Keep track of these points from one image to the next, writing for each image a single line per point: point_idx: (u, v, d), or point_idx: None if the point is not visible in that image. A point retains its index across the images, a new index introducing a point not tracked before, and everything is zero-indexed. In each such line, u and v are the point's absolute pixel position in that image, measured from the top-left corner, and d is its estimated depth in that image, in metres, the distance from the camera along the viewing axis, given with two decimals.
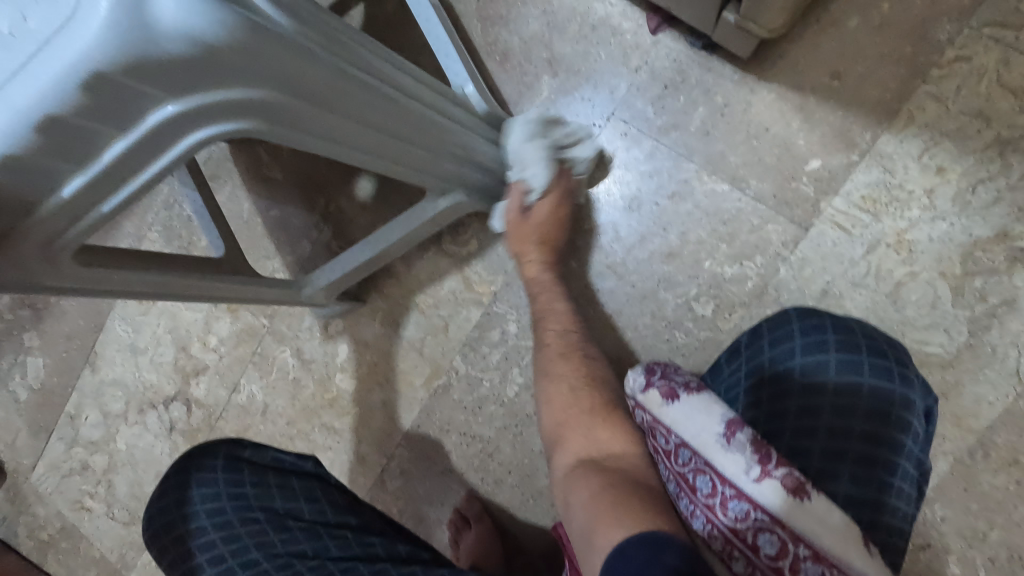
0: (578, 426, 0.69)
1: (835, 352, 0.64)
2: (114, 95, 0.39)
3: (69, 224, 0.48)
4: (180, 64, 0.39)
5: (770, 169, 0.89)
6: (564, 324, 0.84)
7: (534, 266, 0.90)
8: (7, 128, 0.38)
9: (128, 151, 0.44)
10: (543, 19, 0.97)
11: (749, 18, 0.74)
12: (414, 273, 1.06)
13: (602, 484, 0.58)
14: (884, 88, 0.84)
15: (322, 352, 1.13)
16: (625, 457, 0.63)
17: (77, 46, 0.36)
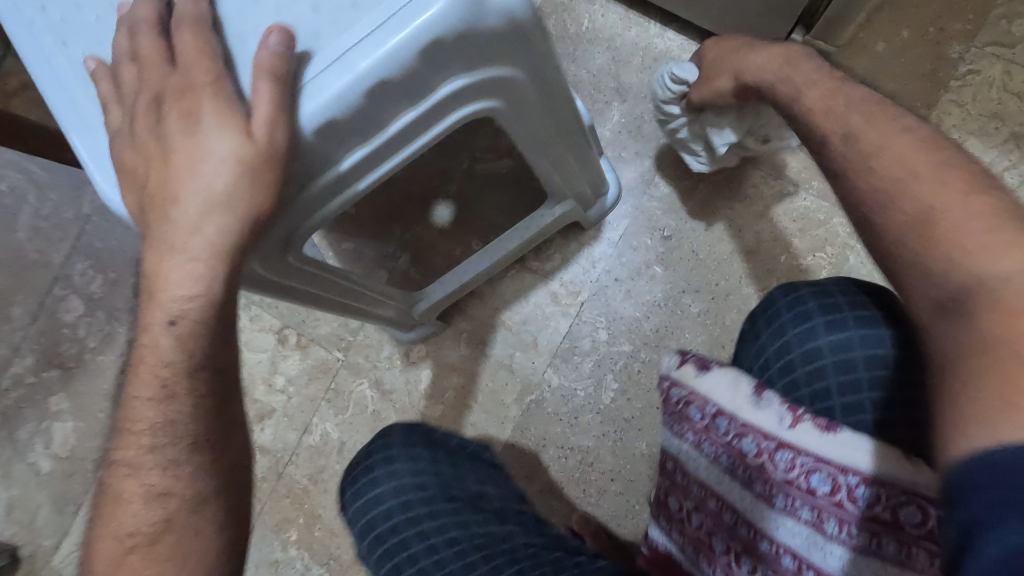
0: (956, 240, 0.45)
1: (857, 328, 0.60)
2: (434, 63, 0.43)
3: (326, 201, 0.50)
4: (490, 40, 0.44)
5: None
6: (878, 135, 0.52)
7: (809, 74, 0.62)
8: (345, 90, 0.41)
9: (410, 124, 0.47)
10: (609, 54, 1.08)
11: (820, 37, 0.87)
12: (498, 291, 1.09)
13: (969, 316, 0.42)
14: (914, 98, 0.99)
15: (403, 381, 1.12)
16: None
17: (428, 13, 0.40)
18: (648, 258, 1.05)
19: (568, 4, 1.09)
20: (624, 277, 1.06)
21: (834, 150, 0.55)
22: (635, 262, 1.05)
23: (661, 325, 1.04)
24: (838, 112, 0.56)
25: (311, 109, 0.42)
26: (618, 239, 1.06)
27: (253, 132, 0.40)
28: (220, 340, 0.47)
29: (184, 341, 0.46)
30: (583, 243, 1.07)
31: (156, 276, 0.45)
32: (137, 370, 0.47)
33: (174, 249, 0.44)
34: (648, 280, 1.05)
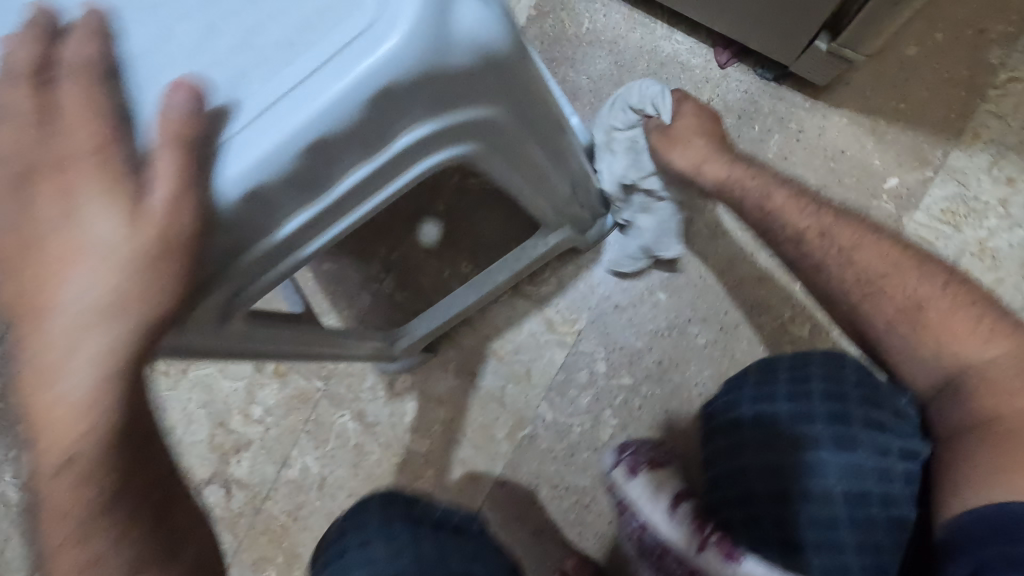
0: (934, 325, 0.63)
1: (786, 413, 0.70)
2: (387, 113, 0.35)
3: (268, 270, 0.42)
4: (457, 78, 0.36)
5: (851, 190, 0.91)
6: (848, 244, 0.66)
7: (759, 182, 0.69)
8: (275, 151, 0.33)
9: (363, 180, 0.39)
10: (611, 58, 0.98)
11: (848, 45, 0.77)
12: (489, 319, 1.01)
13: (971, 380, 0.62)
14: (948, 109, 0.89)
15: (388, 413, 1.04)
16: (976, 339, 0.62)
17: (376, 54, 0.32)
18: (653, 284, 0.96)
19: (567, 2, 0.99)
20: (625, 304, 0.97)
21: (812, 242, 0.67)
22: (638, 289, 0.97)
23: (665, 358, 0.96)
24: (824, 227, 0.66)
25: (234, 175, 0.33)
26: (619, 263, 0.98)
27: (149, 215, 0.33)
28: (138, 461, 0.42)
29: (84, 479, 0.40)
30: (580, 266, 0.99)
31: (34, 404, 0.37)
32: (43, 520, 0.42)
33: (60, 369, 0.36)
34: (652, 309, 0.96)
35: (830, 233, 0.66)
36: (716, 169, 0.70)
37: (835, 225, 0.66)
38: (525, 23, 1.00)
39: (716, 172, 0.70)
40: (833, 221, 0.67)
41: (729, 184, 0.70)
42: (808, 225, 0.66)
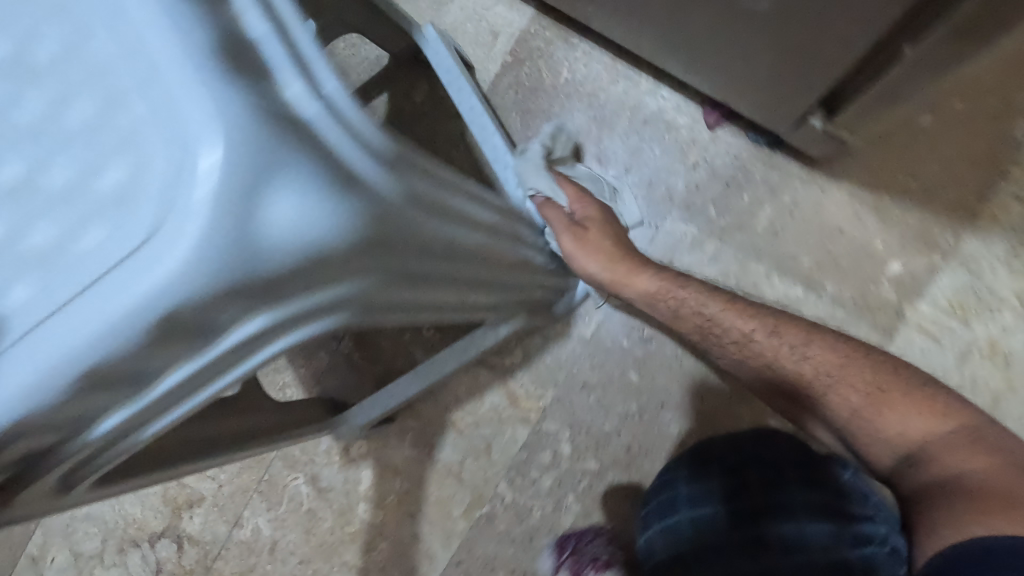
0: (885, 410, 0.56)
1: (718, 488, 0.66)
2: (195, 325, 0.28)
3: (98, 453, 0.36)
4: (285, 274, 0.29)
5: (848, 274, 0.82)
6: (786, 342, 0.59)
7: (689, 292, 0.63)
8: (37, 389, 0.26)
9: (192, 375, 0.32)
10: (589, 112, 0.89)
11: (845, 125, 0.70)
12: (449, 388, 0.95)
13: (929, 463, 0.53)
14: (964, 188, 0.79)
15: (342, 479, 0.99)
16: (929, 416, 0.55)
17: (156, 278, 0.25)
18: (624, 363, 0.89)
19: (544, 48, 0.91)
20: (594, 382, 0.90)
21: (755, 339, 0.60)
22: (608, 368, 0.89)
23: (634, 444, 0.88)
24: (773, 326, 0.60)
25: None
26: (590, 338, 0.90)
27: None
28: None
29: None
30: (548, 338, 0.92)
31: None
32: None
33: None
34: (622, 390, 0.89)
35: (779, 329, 0.60)
36: (639, 281, 0.63)
37: (777, 325, 0.60)
38: (498, 70, 0.91)
39: (641, 284, 0.63)
40: (775, 324, 0.61)
41: (654, 297, 0.63)
42: (758, 332, 0.60)
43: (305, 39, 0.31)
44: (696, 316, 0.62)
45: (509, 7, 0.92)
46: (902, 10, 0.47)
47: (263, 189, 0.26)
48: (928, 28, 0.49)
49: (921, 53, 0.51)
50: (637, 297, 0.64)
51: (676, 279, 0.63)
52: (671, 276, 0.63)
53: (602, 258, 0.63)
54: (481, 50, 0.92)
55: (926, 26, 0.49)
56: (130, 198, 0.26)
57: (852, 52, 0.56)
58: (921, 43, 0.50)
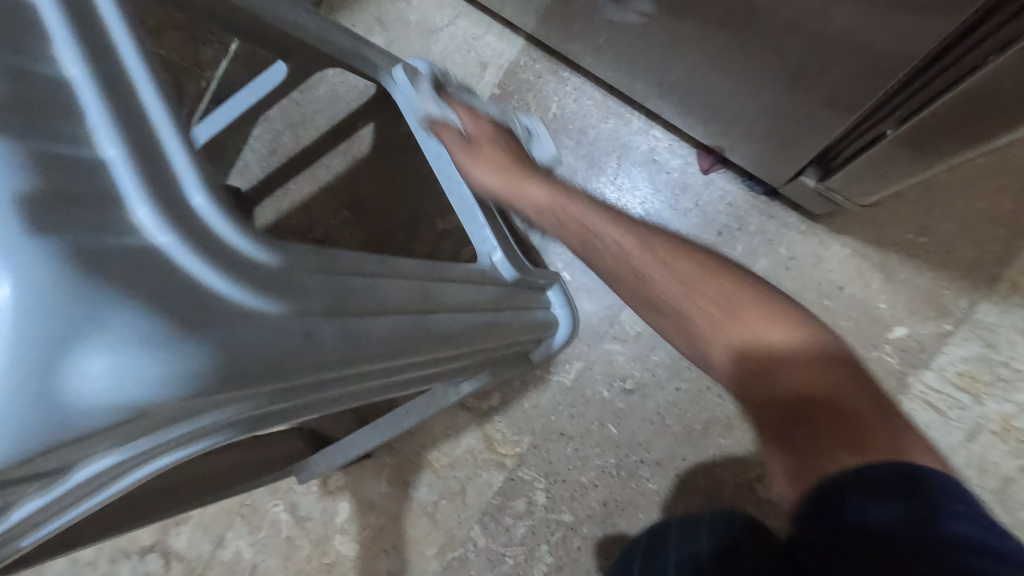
0: (743, 323, 0.43)
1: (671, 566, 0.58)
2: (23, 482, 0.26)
3: None
4: (118, 430, 0.26)
5: (848, 335, 0.75)
6: (655, 257, 0.47)
7: (574, 190, 0.56)
8: None
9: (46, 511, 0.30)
10: (577, 150, 0.85)
11: (838, 189, 0.66)
12: (427, 426, 0.93)
13: (752, 386, 0.42)
14: (982, 249, 0.72)
15: (320, 510, 0.98)
16: (783, 334, 0.42)
17: None
18: (603, 415, 0.85)
19: (534, 82, 0.87)
20: (571, 432, 0.87)
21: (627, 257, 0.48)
22: (587, 419, 0.86)
23: (610, 499, 0.85)
24: (627, 221, 0.50)
25: None
26: (570, 385, 0.87)
27: None
28: None
29: None
30: (526, 383, 0.89)
31: None
32: None
33: None
34: (600, 443, 0.85)
35: (646, 239, 0.48)
36: (531, 190, 0.58)
37: (652, 232, 0.48)
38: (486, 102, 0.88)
39: (533, 191, 0.57)
40: (646, 225, 0.50)
41: (546, 207, 0.55)
42: (604, 231, 0.50)
43: (173, 159, 0.29)
44: (562, 219, 0.53)
45: (498, 37, 0.88)
46: (914, 70, 0.46)
47: (71, 354, 0.23)
48: (939, 92, 0.47)
49: (927, 116, 0.49)
50: (522, 202, 0.58)
51: (559, 187, 0.56)
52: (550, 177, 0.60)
53: (494, 167, 0.63)
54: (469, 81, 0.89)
55: (936, 91, 0.47)
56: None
57: (867, 103, 0.51)
58: (931, 107, 0.48)
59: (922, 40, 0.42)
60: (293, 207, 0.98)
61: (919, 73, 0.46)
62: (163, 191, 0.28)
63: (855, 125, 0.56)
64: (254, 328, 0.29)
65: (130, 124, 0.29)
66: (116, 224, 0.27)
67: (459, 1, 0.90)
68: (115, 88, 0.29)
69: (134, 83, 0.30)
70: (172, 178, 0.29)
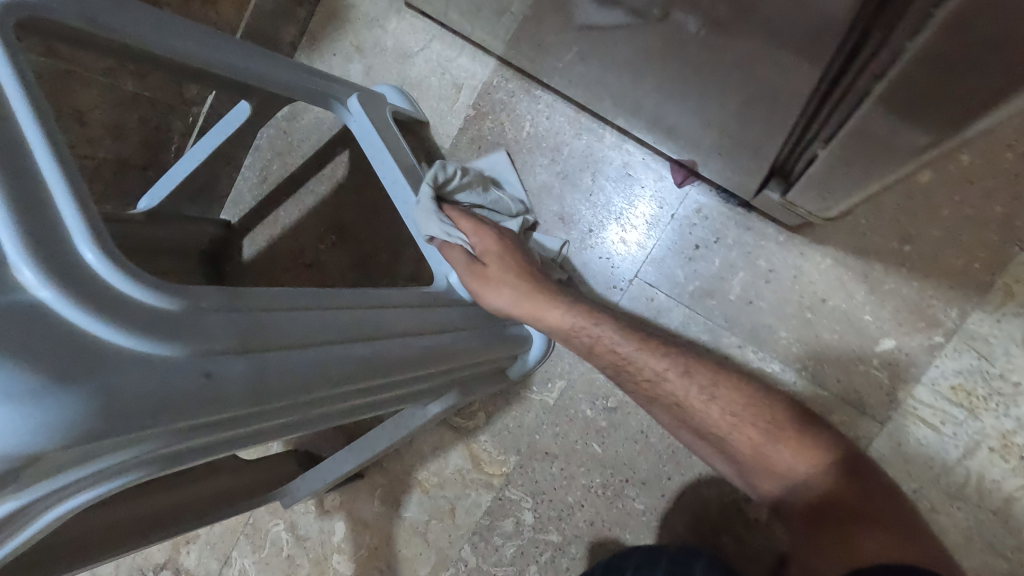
0: (816, 484, 0.53)
1: None
2: None
3: None
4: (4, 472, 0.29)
5: (832, 349, 0.73)
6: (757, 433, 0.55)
7: (655, 360, 0.61)
8: None
9: None
10: (552, 167, 0.84)
11: (797, 203, 0.65)
12: (416, 446, 0.94)
13: (838, 531, 0.50)
14: (970, 256, 0.69)
15: (317, 529, 1.00)
16: (846, 488, 0.52)
17: None
18: (587, 434, 0.85)
19: (507, 101, 0.87)
20: (556, 451, 0.86)
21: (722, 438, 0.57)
22: (571, 438, 0.86)
23: (597, 519, 0.84)
24: (709, 389, 0.58)
25: None
26: (553, 405, 0.87)
27: None
28: None
29: None
30: (511, 401, 0.89)
31: None
32: None
33: None
34: (585, 462, 0.85)
35: (736, 413, 0.57)
36: (554, 315, 0.65)
37: (714, 383, 0.58)
38: (460, 124, 0.89)
39: (556, 318, 0.64)
40: (714, 383, 0.59)
41: (621, 361, 0.62)
42: (687, 395, 0.59)
43: (64, 214, 0.33)
44: (624, 361, 0.62)
45: (471, 58, 0.89)
46: (814, 95, 0.45)
47: None
48: (847, 116, 0.45)
49: (846, 138, 0.48)
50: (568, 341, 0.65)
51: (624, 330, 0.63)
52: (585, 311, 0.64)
53: (510, 290, 0.65)
54: (444, 104, 0.90)
55: (846, 113, 0.45)
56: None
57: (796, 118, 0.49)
58: (846, 129, 0.47)
59: (808, 67, 0.41)
60: (283, 233, 1.02)
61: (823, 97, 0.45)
62: (49, 251, 0.32)
63: (792, 143, 0.55)
64: (137, 371, 0.32)
65: (25, 187, 0.33)
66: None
67: (432, 25, 0.91)
68: (9, 156, 0.33)
69: (31, 147, 0.34)
70: (61, 234, 0.33)
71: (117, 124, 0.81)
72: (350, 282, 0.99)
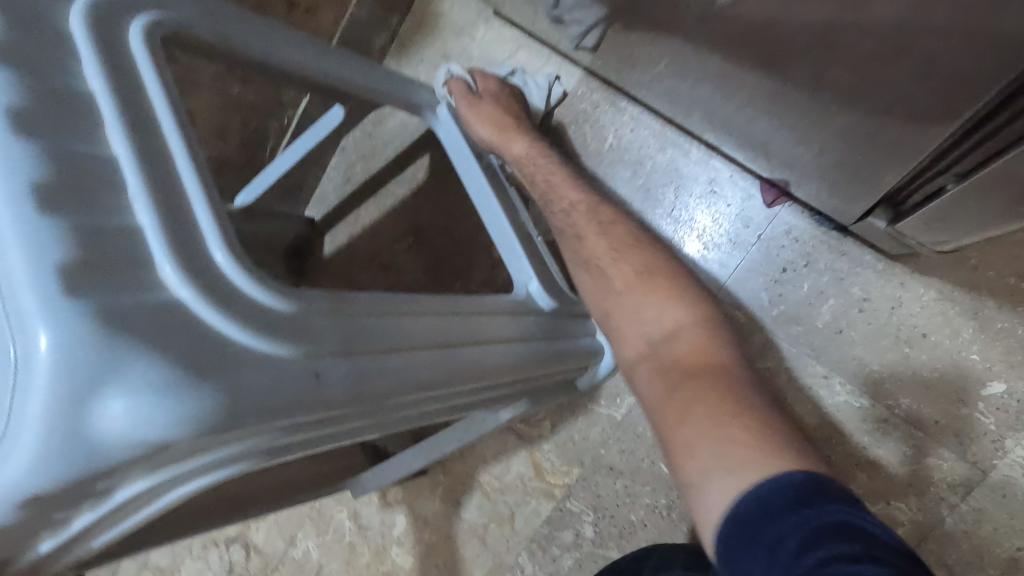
0: (674, 345, 0.56)
1: None
2: (66, 499, 0.31)
3: (55, 560, 0.41)
4: (143, 460, 0.31)
5: (931, 388, 0.68)
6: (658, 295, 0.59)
7: (574, 198, 0.68)
8: None
9: (94, 521, 0.35)
10: (633, 180, 0.83)
11: (908, 232, 0.61)
12: (480, 448, 0.95)
13: (681, 385, 0.51)
14: None
15: (379, 521, 1.03)
16: (698, 351, 0.54)
17: (9, 476, 0.28)
18: (654, 453, 0.84)
19: (591, 112, 0.87)
20: (621, 467, 0.85)
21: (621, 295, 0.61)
22: (636, 456, 0.85)
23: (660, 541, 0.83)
24: (606, 232, 0.66)
25: None
26: (620, 420, 0.86)
27: None
28: None
29: None
30: (577, 413, 0.89)
31: None
32: None
33: None
34: (651, 481, 0.84)
35: (619, 249, 0.64)
36: (517, 144, 0.71)
37: (611, 225, 0.66)
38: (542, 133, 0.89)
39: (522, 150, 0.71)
40: (612, 231, 0.66)
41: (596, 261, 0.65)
42: (589, 235, 0.66)
43: (201, 220, 0.36)
44: (551, 196, 0.70)
45: (557, 67, 0.89)
46: (984, 110, 0.41)
47: (94, 395, 0.28)
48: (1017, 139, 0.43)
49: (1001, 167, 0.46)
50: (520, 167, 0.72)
51: (566, 178, 0.70)
52: (542, 147, 0.72)
53: (494, 121, 0.73)
54: None
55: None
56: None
57: (934, 140, 0.46)
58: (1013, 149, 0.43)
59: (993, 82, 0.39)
60: (363, 231, 1.05)
61: (989, 115, 0.42)
62: (189, 254, 0.34)
63: (915, 172, 0.53)
64: (261, 371, 0.34)
65: (167, 193, 0.35)
66: (149, 283, 0.32)
67: (520, 35, 0.91)
68: (156, 163, 0.35)
69: (172, 154, 0.37)
70: (198, 237, 0.35)
71: (223, 123, 0.87)
72: (424, 283, 1.02)
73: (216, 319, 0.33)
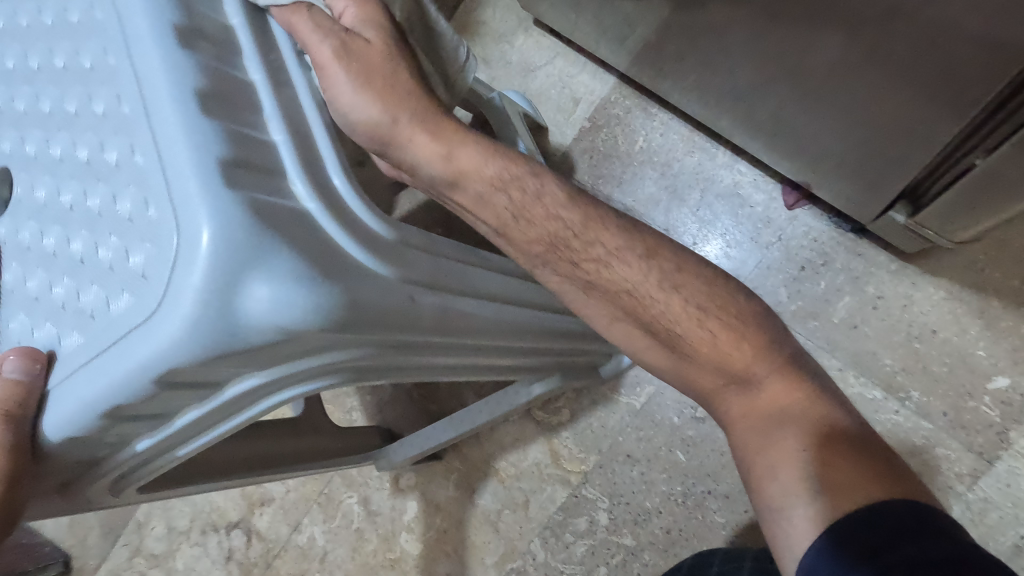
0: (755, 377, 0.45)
1: None
2: (193, 382, 0.34)
3: (140, 467, 0.42)
4: (267, 350, 0.34)
5: (940, 382, 0.73)
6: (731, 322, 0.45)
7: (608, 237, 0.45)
8: (77, 414, 0.33)
9: (198, 418, 0.38)
10: (661, 181, 0.88)
11: (926, 225, 0.66)
12: (497, 435, 0.96)
13: (763, 411, 0.44)
14: None
15: (389, 506, 1.03)
16: (789, 386, 0.45)
17: (162, 343, 0.31)
18: (671, 442, 0.87)
19: (623, 116, 0.92)
20: (638, 454, 0.89)
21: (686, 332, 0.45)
22: (654, 444, 0.88)
23: (674, 528, 0.86)
24: (671, 277, 0.45)
25: (56, 423, 0.34)
26: (639, 409, 0.89)
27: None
28: None
29: None
30: (596, 402, 0.91)
31: None
32: None
33: None
34: (668, 468, 0.87)
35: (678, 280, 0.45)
36: (465, 157, 0.44)
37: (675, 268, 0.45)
38: (575, 134, 0.94)
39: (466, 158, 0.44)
40: (676, 268, 0.46)
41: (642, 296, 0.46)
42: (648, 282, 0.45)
43: (319, 141, 0.39)
44: (565, 237, 0.45)
45: (592, 75, 0.95)
46: (997, 96, 0.46)
47: (241, 278, 0.31)
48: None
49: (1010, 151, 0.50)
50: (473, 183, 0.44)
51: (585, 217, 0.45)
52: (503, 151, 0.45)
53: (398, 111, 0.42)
54: (561, 115, 0.95)
55: None
56: (152, 276, 0.32)
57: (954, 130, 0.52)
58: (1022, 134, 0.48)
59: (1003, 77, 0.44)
60: None
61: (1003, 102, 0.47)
62: (313, 173, 0.38)
63: (937, 159, 0.58)
64: (370, 282, 0.37)
65: (289, 116, 0.38)
66: (283, 191, 0.36)
67: (558, 44, 0.97)
68: (281, 90, 0.39)
69: (293, 85, 0.40)
70: (317, 157, 0.38)
71: None
72: None
73: (336, 232, 0.37)
